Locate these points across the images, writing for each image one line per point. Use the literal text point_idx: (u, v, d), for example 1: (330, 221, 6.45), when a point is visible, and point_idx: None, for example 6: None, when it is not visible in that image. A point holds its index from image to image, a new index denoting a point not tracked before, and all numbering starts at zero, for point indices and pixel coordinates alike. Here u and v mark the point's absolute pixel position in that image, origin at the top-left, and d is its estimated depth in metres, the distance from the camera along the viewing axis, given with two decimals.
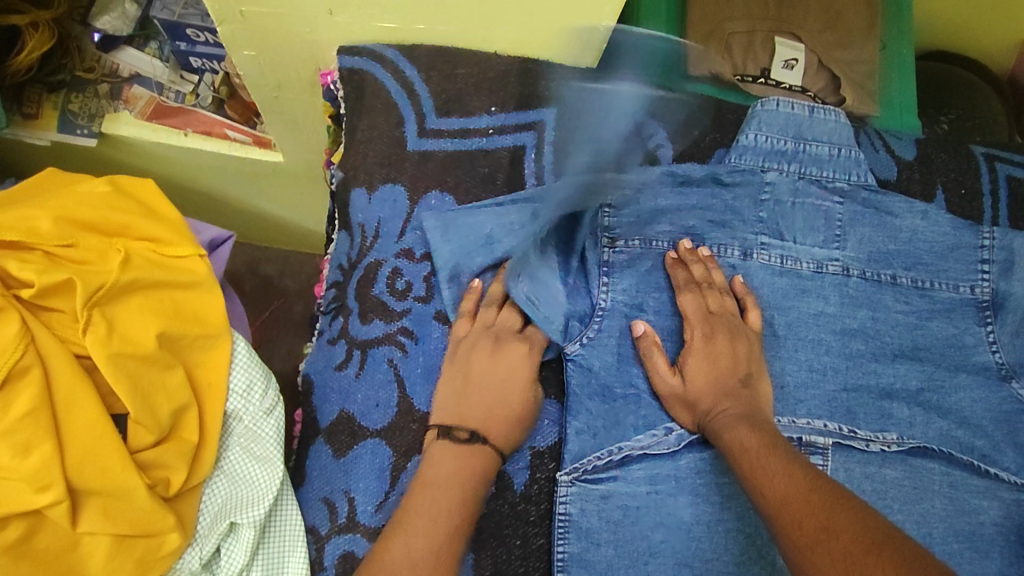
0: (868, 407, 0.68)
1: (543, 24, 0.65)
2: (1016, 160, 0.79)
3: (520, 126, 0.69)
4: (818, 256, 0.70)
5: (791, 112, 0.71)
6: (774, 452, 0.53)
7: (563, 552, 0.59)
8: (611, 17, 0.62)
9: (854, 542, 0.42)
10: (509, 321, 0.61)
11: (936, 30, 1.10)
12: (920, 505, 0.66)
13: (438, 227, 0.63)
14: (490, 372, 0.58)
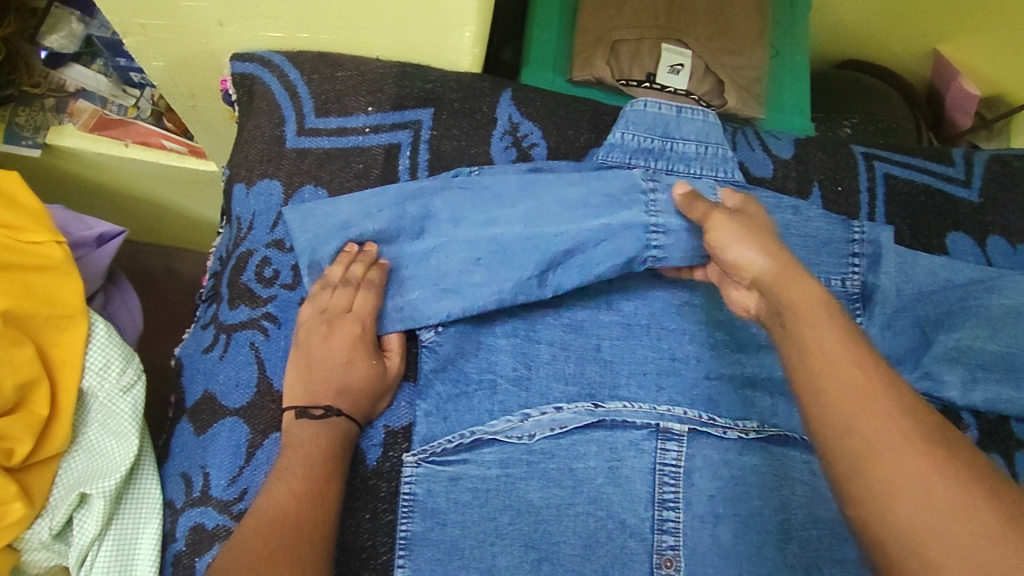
0: (731, 396, 0.70)
1: (416, 31, 0.68)
2: (896, 159, 0.81)
3: (396, 126, 0.73)
4: None
5: (659, 112, 0.74)
6: (834, 323, 0.48)
7: (406, 531, 0.61)
8: (474, 23, 0.66)
9: (926, 461, 0.39)
10: (341, 301, 0.63)
11: (851, 40, 1.13)
12: (779, 492, 0.67)
13: (296, 217, 0.66)
14: (329, 352, 0.61)
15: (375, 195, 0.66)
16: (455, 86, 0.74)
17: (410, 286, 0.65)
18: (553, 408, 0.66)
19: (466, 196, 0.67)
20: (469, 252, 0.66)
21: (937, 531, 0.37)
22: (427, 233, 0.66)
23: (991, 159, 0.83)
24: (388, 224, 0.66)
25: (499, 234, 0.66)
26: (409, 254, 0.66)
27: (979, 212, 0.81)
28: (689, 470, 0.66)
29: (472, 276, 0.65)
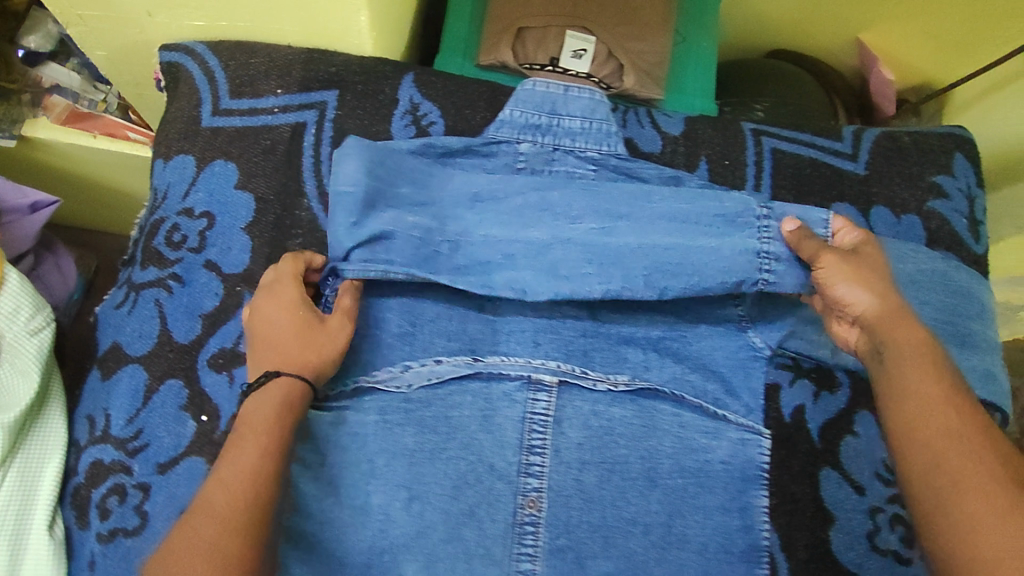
0: (605, 352, 0.75)
1: (318, 17, 0.72)
2: (785, 134, 0.85)
3: (302, 106, 0.79)
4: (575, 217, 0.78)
5: (547, 91, 0.79)
6: (936, 376, 0.62)
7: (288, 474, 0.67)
8: (367, 7, 0.69)
9: (989, 479, 0.54)
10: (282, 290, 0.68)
11: (772, 25, 1.19)
12: (646, 442, 0.72)
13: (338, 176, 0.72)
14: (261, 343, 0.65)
15: (432, 176, 0.75)
16: (358, 70, 0.80)
17: (458, 271, 0.73)
18: (433, 358, 0.72)
19: (584, 193, 0.75)
20: (582, 251, 0.72)
21: (976, 514, 0.53)
22: (567, 227, 0.73)
23: (880, 135, 0.87)
24: (488, 210, 0.75)
25: (613, 243, 0.73)
26: (524, 244, 0.73)
27: (864, 183, 0.84)
28: (558, 419, 0.71)
29: (556, 267, 0.72)
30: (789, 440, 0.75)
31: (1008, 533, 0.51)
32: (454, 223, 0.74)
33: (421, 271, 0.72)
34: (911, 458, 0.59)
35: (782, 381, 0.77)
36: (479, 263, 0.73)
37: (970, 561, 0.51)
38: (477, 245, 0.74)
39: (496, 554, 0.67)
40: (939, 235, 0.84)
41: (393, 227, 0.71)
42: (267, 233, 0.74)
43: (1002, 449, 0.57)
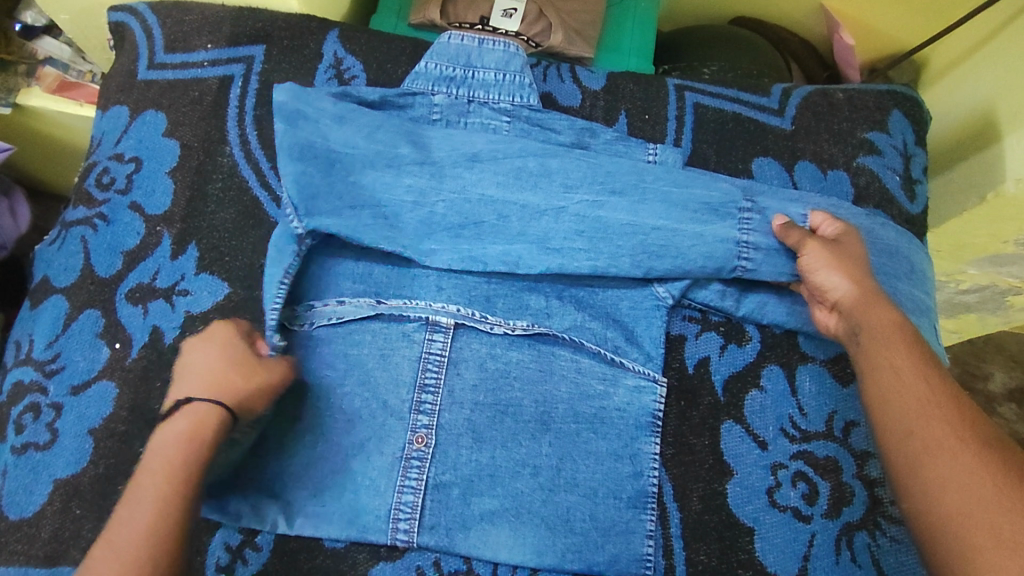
0: (507, 298, 0.75)
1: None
2: (708, 90, 0.86)
3: (230, 60, 0.83)
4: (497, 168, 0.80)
5: (461, 44, 0.81)
6: (909, 348, 0.60)
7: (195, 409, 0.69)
8: None
9: (971, 464, 0.50)
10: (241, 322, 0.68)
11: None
12: (542, 386, 0.72)
13: (332, 133, 0.72)
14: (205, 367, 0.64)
15: (433, 133, 0.75)
16: (283, 25, 0.84)
17: (452, 231, 0.73)
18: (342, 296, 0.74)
19: (581, 163, 0.74)
20: (574, 223, 0.73)
21: (947, 475, 0.50)
22: (563, 197, 0.73)
23: (812, 91, 0.86)
24: (487, 169, 0.74)
25: (604, 216, 0.73)
26: (520, 206, 0.73)
27: (789, 138, 0.84)
28: (454, 359, 0.72)
29: (547, 238, 0.73)
30: (692, 391, 0.74)
31: (980, 491, 0.48)
32: (453, 181, 0.73)
33: (411, 232, 0.73)
34: (892, 447, 0.55)
35: (689, 333, 0.76)
36: (476, 223, 0.73)
37: (946, 520, 0.49)
38: (475, 204, 0.73)
39: (378, 483, 0.68)
40: (868, 192, 0.82)
41: (383, 191, 0.72)
42: (189, 177, 0.78)
43: (968, 413, 0.54)
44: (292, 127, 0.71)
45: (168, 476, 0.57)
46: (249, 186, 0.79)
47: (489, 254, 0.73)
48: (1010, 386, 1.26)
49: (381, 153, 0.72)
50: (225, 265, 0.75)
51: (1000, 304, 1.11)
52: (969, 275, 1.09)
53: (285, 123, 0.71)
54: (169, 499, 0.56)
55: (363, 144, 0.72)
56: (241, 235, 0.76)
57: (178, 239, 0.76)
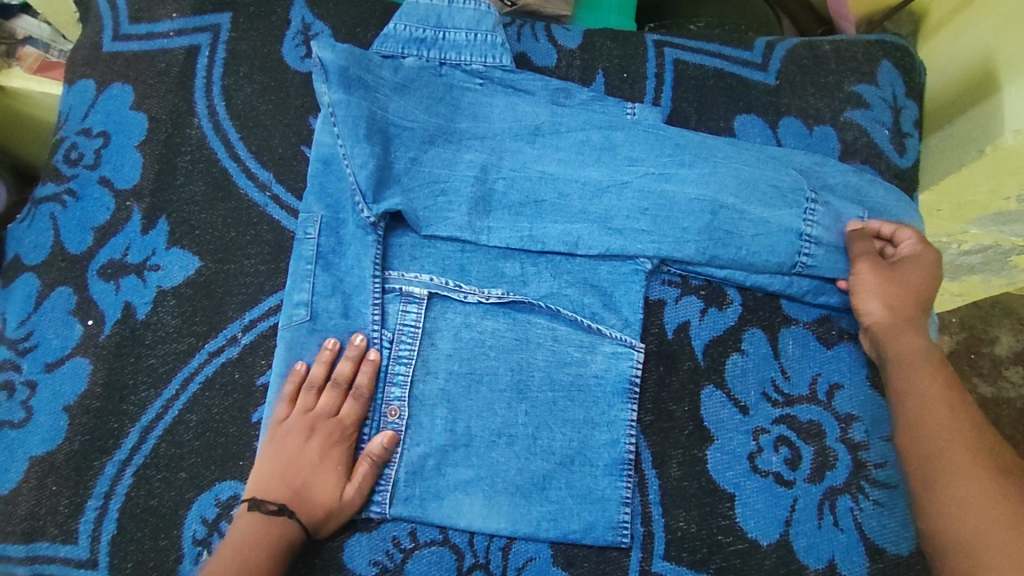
0: (482, 267, 0.74)
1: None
2: (688, 45, 0.83)
3: (196, 29, 0.81)
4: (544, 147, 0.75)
5: (430, 4, 0.79)
6: (934, 374, 0.64)
7: (170, 390, 0.69)
8: None
9: (986, 484, 0.54)
10: (325, 394, 0.68)
11: None
12: (518, 354, 0.71)
13: (390, 105, 0.73)
14: (308, 446, 0.66)
15: (491, 106, 0.77)
16: None
17: (512, 208, 0.74)
18: (383, 268, 0.73)
19: (647, 136, 0.75)
20: (638, 199, 0.73)
21: (964, 496, 0.54)
22: (625, 171, 0.74)
23: (797, 45, 0.84)
24: (549, 144, 0.75)
25: (670, 190, 0.72)
26: (581, 183, 0.74)
27: (774, 94, 0.81)
28: (429, 329, 0.72)
29: (610, 217, 0.73)
30: (671, 357, 0.73)
31: (995, 513, 0.52)
32: (513, 157, 0.75)
33: (470, 209, 0.73)
34: (909, 457, 0.60)
35: (669, 297, 0.75)
36: (537, 201, 0.74)
37: (960, 536, 0.52)
38: (536, 181, 0.74)
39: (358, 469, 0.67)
40: (856, 148, 0.80)
41: (444, 167, 0.74)
42: (157, 150, 0.77)
43: (985, 440, 0.58)
44: (352, 95, 0.72)
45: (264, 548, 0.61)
46: (218, 157, 0.77)
47: (547, 232, 0.74)
48: (1016, 350, 1.22)
49: (439, 128, 0.75)
50: (196, 240, 0.74)
51: (1004, 264, 1.07)
52: (971, 235, 1.05)
53: (343, 92, 0.71)
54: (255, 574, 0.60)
55: (421, 118, 0.75)
56: (212, 208, 0.75)
57: (148, 214, 0.74)
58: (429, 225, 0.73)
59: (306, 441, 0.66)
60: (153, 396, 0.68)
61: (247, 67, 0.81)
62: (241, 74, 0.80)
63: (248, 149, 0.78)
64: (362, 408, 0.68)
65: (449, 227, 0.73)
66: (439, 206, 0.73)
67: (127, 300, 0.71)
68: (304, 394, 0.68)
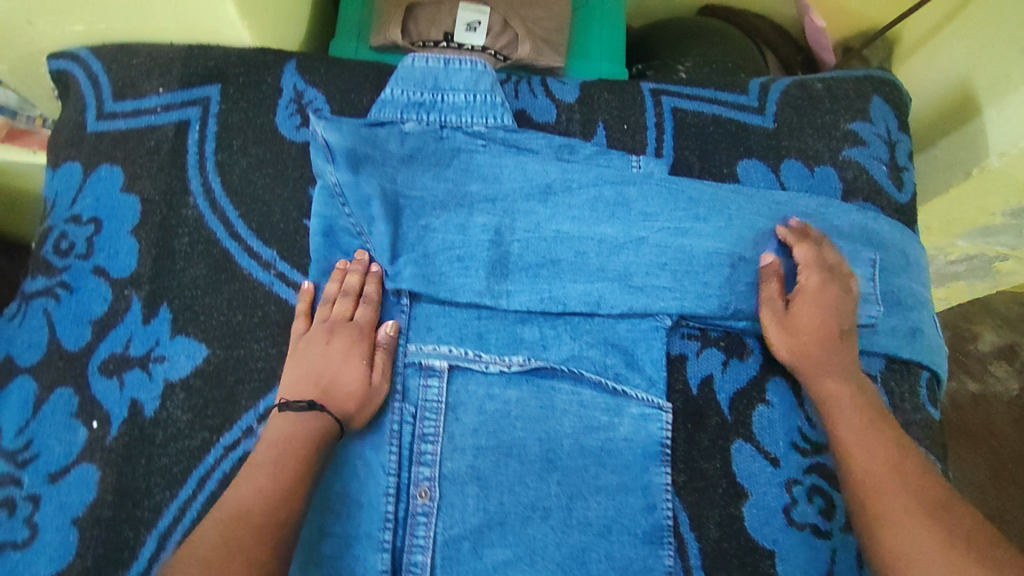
0: (500, 334, 0.74)
1: (188, 10, 0.73)
2: (685, 92, 0.83)
3: (185, 103, 0.78)
4: (557, 206, 0.76)
5: (426, 66, 0.78)
6: (857, 418, 0.67)
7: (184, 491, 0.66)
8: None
9: (926, 530, 0.57)
10: (341, 310, 0.71)
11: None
12: (544, 423, 0.71)
13: (400, 178, 0.75)
14: (328, 353, 0.69)
15: (501, 167, 0.77)
16: (237, 61, 0.79)
17: (530, 270, 0.75)
18: (403, 342, 0.72)
19: (660, 192, 0.76)
20: (657, 255, 0.74)
21: (908, 550, 0.57)
22: (641, 227, 0.75)
23: (790, 85, 0.85)
24: (561, 203, 0.76)
25: (688, 246, 0.74)
26: (598, 241, 0.75)
27: (773, 137, 0.82)
28: (453, 404, 0.71)
29: (629, 274, 0.74)
30: (699, 413, 0.74)
31: (942, 563, 0.55)
32: (526, 218, 0.76)
33: (488, 274, 0.74)
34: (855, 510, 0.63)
35: (690, 351, 0.75)
36: (554, 261, 0.75)
37: None
38: (553, 242, 0.75)
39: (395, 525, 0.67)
40: (856, 186, 0.82)
41: (458, 232, 0.75)
42: (153, 234, 0.74)
43: (912, 479, 0.61)
44: (362, 174, 0.74)
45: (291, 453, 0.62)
46: (218, 237, 0.75)
47: (568, 292, 0.74)
48: (999, 346, 1.24)
49: (451, 193, 0.76)
50: (202, 326, 0.71)
51: (986, 271, 1.11)
52: (959, 246, 1.08)
53: (351, 172, 0.73)
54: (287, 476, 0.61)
55: (433, 187, 0.76)
56: (215, 291, 0.73)
57: (148, 303, 0.71)
58: (450, 292, 0.73)
59: (327, 341, 0.69)
60: (168, 499, 0.65)
61: (241, 141, 0.78)
62: (235, 147, 0.78)
63: (249, 226, 0.75)
64: (375, 310, 0.72)
65: (467, 291, 0.73)
66: (457, 271, 0.74)
67: (133, 396, 0.68)
68: (319, 307, 0.71)
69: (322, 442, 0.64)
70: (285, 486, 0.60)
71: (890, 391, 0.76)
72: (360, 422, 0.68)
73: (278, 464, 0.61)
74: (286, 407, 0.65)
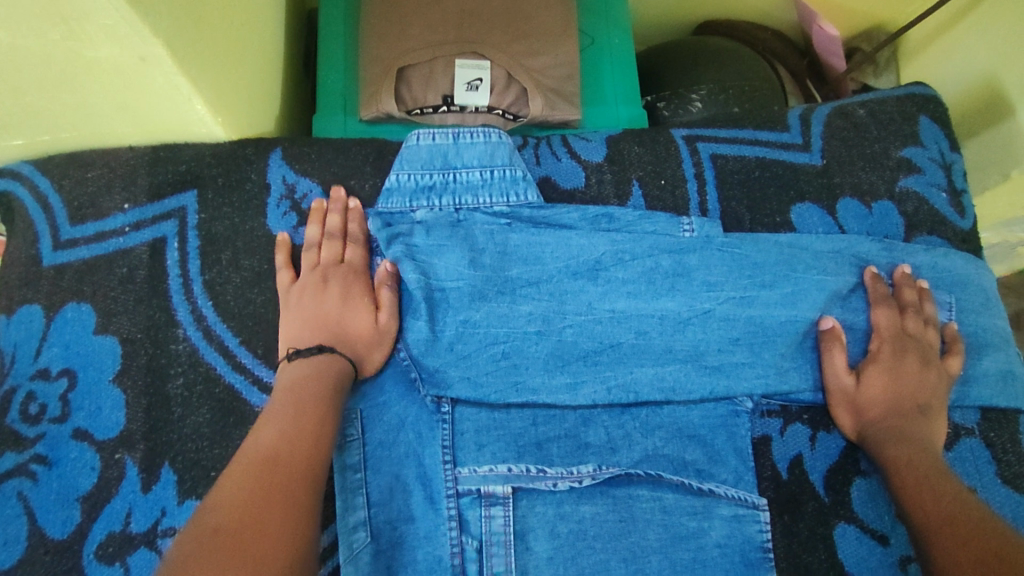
0: (562, 441, 0.64)
1: (149, 113, 0.62)
2: (721, 135, 0.76)
3: (158, 218, 0.68)
4: (609, 284, 0.68)
5: (433, 143, 0.70)
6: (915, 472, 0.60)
7: None
8: (201, 91, 0.59)
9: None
10: (332, 255, 0.65)
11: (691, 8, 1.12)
12: (626, 540, 0.60)
13: (432, 269, 0.66)
14: (322, 301, 0.63)
15: (542, 245, 0.68)
16: (213, 160, 0.69)
17: (588, 359, 0.66)
18: (451, 465, 0.61)
19: (722, 258, 0.69)
20: (727, 330, 0.67)
21: None
22: (705, 297, 0.68)
23: (829, 112, 0.78)
24: (613, 279, 0.68)
25: (758, 316, 0.67)
26: (659, 317, 0.67)
27: (823, 174, 0.75)
28: (521, 532, 0.60)
29: (701, 353, 0.67)
30: (792, 501, 0.64)
31: None
32: (576, 298, 0.67)
33: (542, 369, 0.65)
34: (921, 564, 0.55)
35: (773, 431, 0.66)
36: (614, 345, 0.66)
37: None
38: (608, 324, 0.67)
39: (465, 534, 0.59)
40: (919, 218, 0.75)
41: (501, 325, 0.65)
42: (140, 380, 0.63)
43: (970, 525, 0.53)
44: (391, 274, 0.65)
45: (309, 403, 0.55)
46: (218, 372, 0.64)
47: (636, 380, 0.66)
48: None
49: (488, 280, 0.66)
50: (214, 484, 0.60)
51: None
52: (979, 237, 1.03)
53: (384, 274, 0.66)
54: (315, 436, 0.53)
55: (467, 275, 0.66)
56: (223, 440, 0.62)
57: (145, 466, 0.60)
58: (501, 394, 0.64)
59: (321, 287, 0.63)
60: None
61: (230, 253, 0.68)
62: (224, 261, 0.67)
63: (254, 353, 0.65)
64: (366, 251, 0.67)
65: (523, 394, 0.64)
66: (508, 370, 0.65)
67: None
68: (303, 256, 0.66)
69: (338, 387, 0.58)
70: (308, 431, 0.54)
71: (991, 445, 0.68)
72: (372, 365, 0.62)
73: (297, 407, 0.55)
74: (296, 355, 0.59)
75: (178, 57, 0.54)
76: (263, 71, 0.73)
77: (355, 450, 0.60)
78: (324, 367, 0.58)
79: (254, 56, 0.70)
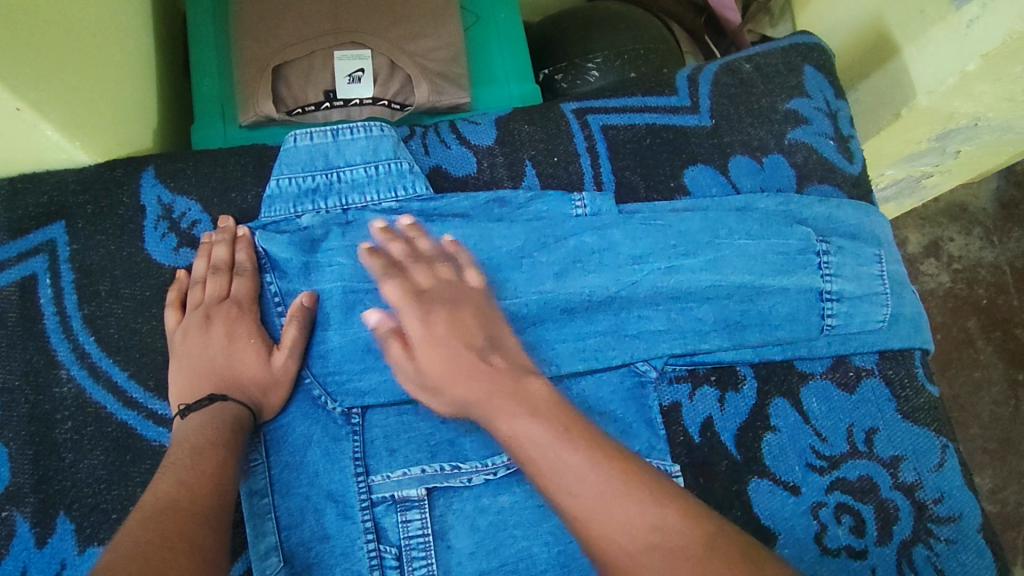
0: (474, 435, 0.64)
1: None
2: (610, 105, 0.75)
3: (23, 255, 0.63)
4: (527, 272, 0.67)
5: (312, 144, 0.67)
6: None
7: None
8: (45, 115, 0.54)
9: None
10: (215, 291, 0.62)
11: None
12: (546, 524, 0.61)
13: (348, 271, 0.64)
14: (208, 343, 0.60)
15: (465, 236, 0.67)
16: (77, 187, 0.64)
17: (512, 342, 0.66)
18: (364, 475, 0.60)
19: (647, 231, 0.69)
20: (653, 298, 0.68)
21: None
22: (632, 272, 0.68)
23: (718, 71, 0.78)
24: (540, 262, 0.68)
25: (683, 282, 0.68)
26: (586, 296, 0.67)
27: (714, 135, 0.75)
28: (441, 532, 0.60)
29: (625, 326, 0.67)
30: (706, 463, 0.66)
31: None
32: (503, 285, 0.66)
33: None
34: None
35: (682, 397, 0.68)
36: (539, 326, 0.67)
37: None
38: (536, 307, 0.66)
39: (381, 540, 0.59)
40: (809, 168, 0.76)
41: None
42: (24, 430, 0.59)
43: None
44: (305, 282, 0.64)
45: (202, 450, 0.53)
46: (109, 411, 0.61)
47: (560, 356, 0.66)
48: (925, 245, 1.19)
49: None
50: (117, 526, 0.58)
51: (916, 188, 1.10)
52: (887, 176, 1.04)
53: (293, 280, 0.64)
54: (212, 481, 0.52)
55: None
56: (121, 480, 0.59)
57: (39, 519, 0.58)
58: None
59: (205, 330, 0.61)
60: None
61: (108, 283, 0.64)
62: (103, 293, 0.64)
63: (145, 387, 0.62)
64: (253, 281, 0.63)
65: None
66: None
67: None
68: (189, 293, 0.63)
69: (236, 429, 0.56)
70: (209, 475, 0.52)
71: (890, 382, 0.71)
72: (271, 407, 0.60)
73: (195, 451, 0.53)
74: (187, 410, 0.57)
75: (1, 79, 0.48)
76: (132, 85, 0.69)
77: (261, 475, 0.59)
78: (227, 418, 0.57)
79: (115, 70, 0.65)
